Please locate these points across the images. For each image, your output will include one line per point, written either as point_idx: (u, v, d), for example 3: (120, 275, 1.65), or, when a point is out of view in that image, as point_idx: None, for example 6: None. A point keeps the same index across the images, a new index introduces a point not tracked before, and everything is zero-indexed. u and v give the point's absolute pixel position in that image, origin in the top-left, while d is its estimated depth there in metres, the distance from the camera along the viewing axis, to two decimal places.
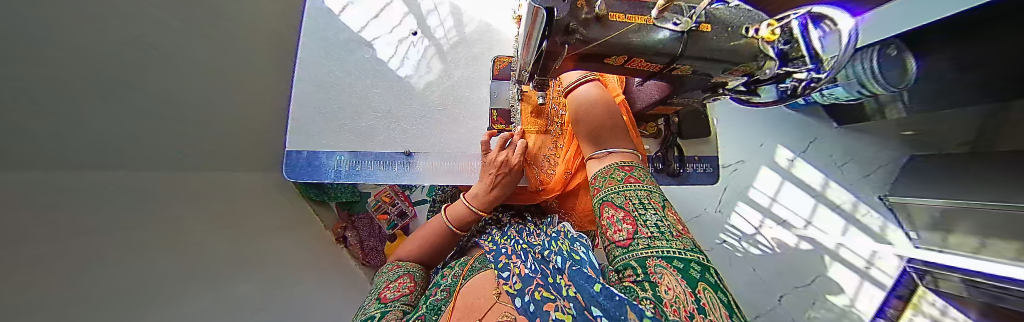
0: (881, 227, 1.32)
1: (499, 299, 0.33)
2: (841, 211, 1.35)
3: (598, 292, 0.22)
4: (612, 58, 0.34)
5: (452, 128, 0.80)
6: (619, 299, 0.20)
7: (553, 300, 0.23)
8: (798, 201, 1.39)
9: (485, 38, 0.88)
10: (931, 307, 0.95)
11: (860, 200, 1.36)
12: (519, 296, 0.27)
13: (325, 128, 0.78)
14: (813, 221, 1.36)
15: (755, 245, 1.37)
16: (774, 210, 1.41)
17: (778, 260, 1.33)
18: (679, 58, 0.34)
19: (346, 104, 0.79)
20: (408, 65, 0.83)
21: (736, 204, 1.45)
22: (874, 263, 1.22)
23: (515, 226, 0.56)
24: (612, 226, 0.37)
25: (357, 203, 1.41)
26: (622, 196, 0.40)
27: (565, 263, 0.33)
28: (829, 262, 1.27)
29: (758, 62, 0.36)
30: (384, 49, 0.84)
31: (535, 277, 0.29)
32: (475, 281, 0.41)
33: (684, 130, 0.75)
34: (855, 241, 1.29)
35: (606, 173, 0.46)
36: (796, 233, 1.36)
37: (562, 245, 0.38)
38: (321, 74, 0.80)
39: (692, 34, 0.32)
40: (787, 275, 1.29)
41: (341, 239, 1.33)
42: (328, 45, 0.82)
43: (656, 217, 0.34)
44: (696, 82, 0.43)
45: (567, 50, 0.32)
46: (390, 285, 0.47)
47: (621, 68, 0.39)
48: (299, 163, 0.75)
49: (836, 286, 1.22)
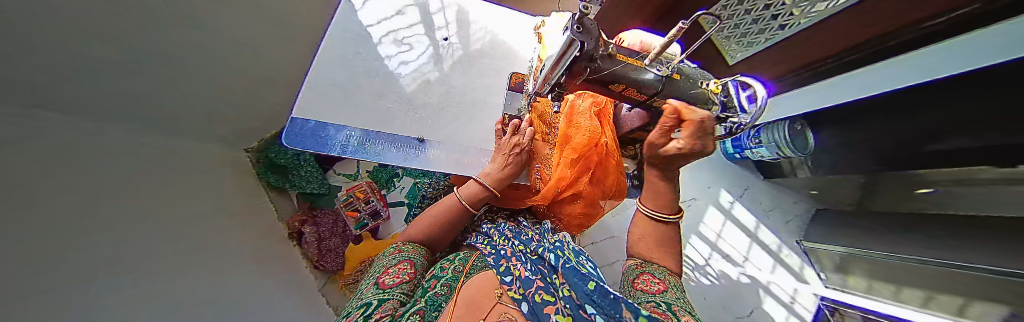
0: (800, 267, 1.55)
1: (500, 301, 0.41)
2: (769, 251, 1.59)
3: (591, 289, 0.37)
4: (615, 84, 0.50)
5: (467, 125, 0.85)
6: (612, 297, 0.34)
7: (553, 304, 0.36)
8: (736, 239, 1.62)
9: (507, 56, 0.99)
10: None
11: (784, 243, 1.61)
12: (523, 301, 0.39)
13: (338, 102, 0.76)
14: (749, 258, 1.57)
15: (705, 275, 1.53)
16: (719, 245, 1.61)
17: (722, 291, 1.49)
18: (659, 90, 0.51)
19: (368, 83, 0.80)
20: (435, 61, 0.90)
21: (689, 237, 1.63)
22: (797, 299, 1.41)
23: (514, 229, 0.61)
24: (646, 282, 0.54)
25: (322, 197, 1.45)
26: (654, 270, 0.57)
27: (558, 261, 0.45)
28: (763, 297, 1.45)
29: (707, 105, 0.52)
30: (408, 45, 0.89)
31: (535, 280, 0.41)
32: (475, 279, 0.46)
33: (651, 156, 0.90)
34: (782, 278, 1.50)
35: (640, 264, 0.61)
36: (736, 268, 1.55)
37: (567, 254, 0.48)
38: (340, 55, 0.81)
39: (667, 78, 0.50)
40: (731, 307, 1.43)
41: (295, 234, 1.31)
42: (360, 28, 0.85)
43: (676, 288, 0.51)
44: (664, 115, 0.58)
45: (588, 72, 0.48)
46: (390, 270, 0.48)
47: (617, 94, 0.55)
48: (304, 130, 0.71)
49: (769, 320, 1.37)
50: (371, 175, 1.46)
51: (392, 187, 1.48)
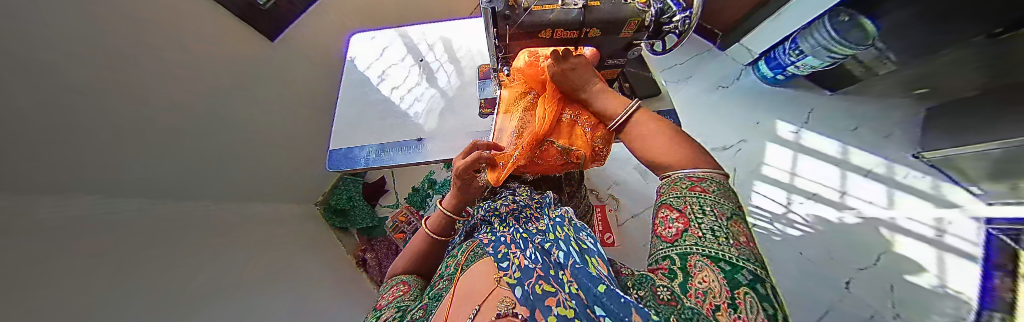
0: (933, 187, 1.14)
1: (498, 284, 0.35)
2: (877, 177, 1.25)
3: (601, 292, 0.24)
4: (541, 31, 0.56)
5: (453, 119, 1.01)
6: (624, 300, 0.20)
7: (555, 294, 0.26)
8: (820, 173, 1.34)
9: (472, 57, 1.16)
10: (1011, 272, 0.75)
11: (893, 162, 1.26)
12: (518, 285, 0.30)
13: (356, 129, 1.01)
14: (848, 191, 1.28)
15: (791, 224, 1.29)
16: (798, 185, 1.35)
17: (821, 237, 1.24)
18: (583, 22, 0.53)
19: (375, 111, 1.05)
20: (418, 80, 1.12)
21: (752, 184, 1.42)
22: (944, 230, 1.05)
23: (514, 207, 0.54)
24: (662, 223, 0.32)
25: (376, 228, 1.57)
26: (682, 200, 0.33)
27: (567, 258, 0.34)
28: (889, 236, 1.15)
29: (642, 16, 0.53)
30: (395, 74, 1.14)
31: (535, 269, 0.31)
32: (474, 271, 0.41)
33: (638, 91, 0.85)
34: (911, 208, 1.15)
35: (669, 182, 0.38)
36: (835, 207, 1.27)
37: (567, 232, 0.43)
38: (351, 97, 1.09)
39: (586, 7, 0.51)
40: (846, 256, 1.18)
41: (360, 261, 1.47)
42: (360, 76, 1.14)
43: (716, 223, 0.28)
44: (612, 42, 0.59)
45: (511, 27, 0.55)
46: (386, 294, 0.50)
47: (554, 40, 0.59)
48: (337, 156, 0.95)
49: (911, 265, 1.08)
50: (409, 200, 1.62)
51: (427, 206, 1.60)
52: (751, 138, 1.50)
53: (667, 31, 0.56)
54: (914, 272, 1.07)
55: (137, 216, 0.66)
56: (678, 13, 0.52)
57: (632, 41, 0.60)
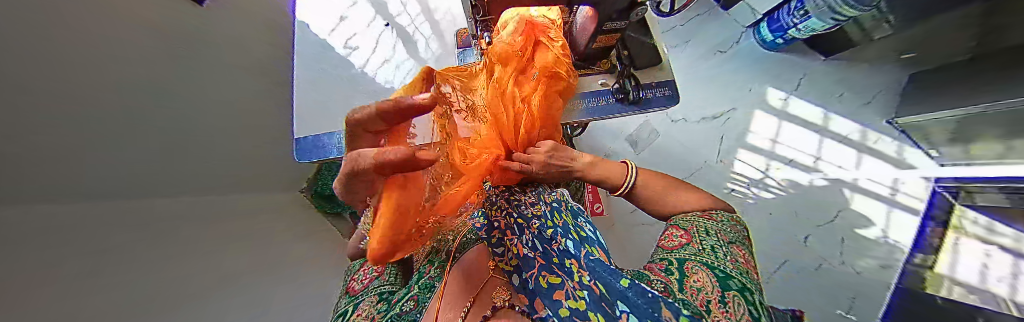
0: (898, 152, 1.25)
1: (496, 273, 0.42)
2: (849, 142, 1.32)
3: (625, 287, 0.29)
4: None
5: None
6: (650, 296, 0.26)
7: (562, 286, 0.32)
8: (799, 138, 1.38)
9: (449, 23, 1.09)
10: (976, 226, 0.91)
11: (869, 127, 1.31)
12: (518, 274, 0.37)
13: (323, 112, 0.88)
14: (822, 156, 1.34)
15: (766, 189, 1.37)
16: (777, 151, 1.40)
17: (790, 200, 1.33)
18: None
19: (342, 90, 0.93)
20: (387, 49, 0.99)
21: (735, 151, 1.45)
22: (899, 189, 1.19)
23: (501, 194, 0.52)
24: (670, 237, 0.45)
25: None
26: (688, 222, 0.47)
27: (574, 248, 0.40)
28: (851, 197, 1.25)
29: None
30: (362, 43, 1.00)
31: (536, 259, 0.36)
32: (466, 260, 0.47)
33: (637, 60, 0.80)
34: (873, 169, 1.25)
35: (686, 215, 0.52)
36: (808, 171, 1.34)
37: (567, 218, 0.50)
38: (311, 71, 0.95)
39: None
40: (808, 215, 1.29)
41: None
42: (318, 44, 0.98)
43: (718, 245, 0.40)
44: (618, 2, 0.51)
45: None
46: (358, 273, 0.53)
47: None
48: (306, 145, 0.83)
49: (864, 219, 1.22)
50: None
51: None
52: (740, 106, 1.49)
53: None
54: (865, 226, 1.21)
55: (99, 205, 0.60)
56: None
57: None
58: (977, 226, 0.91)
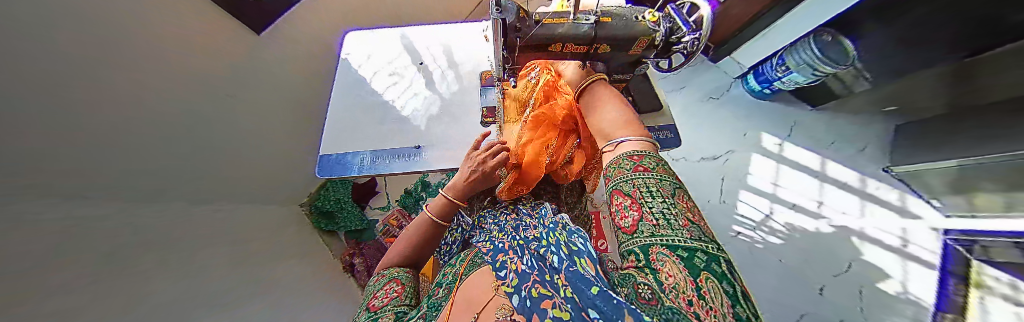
0: None
1: (497, 292, 0.35)
2: (850, 188, 1.32)
3: (594, 294, 0.23)
4: (551, 45, 0.53)
5: (454, 125, 0.99)
6: (617, 302, 0.19)
7: (552, 298, 0.25)
8: (799, 183, 1.45)
9: (473, 62, 1.14)
10: (989, 282, 0.80)
11: (866, 174, 1.29)
12: (517, 293, 0.30)
13: (350, 137, 0.97)
14: (823, 201, 1.37)
15: (770, 231, 1.43)
16: (779, 195, 1.47)
17: (796, 244, 1.37)
18: (595, 38, 0.51)
19: (371, 117, 1.01)
20: (414, 86, 1.08)
21: (738, 192, 1.55)
22: (908, 239, 1.11)
23: (512, 221, 0.57)
24: (621, 212, 0.39)
25: (364, 231, 1.63)
26: (631, 183, 0.40)
27: (563, 262, 0.33)
28: (859, 244, 1.22)
29: (652, 35, 0.51)
30: (393, 77, 1.09)
31: (533, 274, 0.31)
32: (473, 277, 0.44)
33: (640, 104, 0.87)
34: (881, 219, 1.21)
35: (614, 165, 0.46)
36: (815, 216, 1.36)
37: (560, 237, 0.40)
38: (345, 100, 1.05)
39: (598, 24, 0.50)
40: (817, 264, 1.28)
41: (347, 265, 1.52)
42: (353, 77, 1.09)
43: (664, 205, 0.35)
44: (620, 59, 0.58)
45: (520, 42, 0.52)
46: (379, 292, 0.50)
47: (563, 54, 0.56)
48: (328, 163, 0.93)
49: (876, 271, 1.14)
50: (403, 202, 1.66)
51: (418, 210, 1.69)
52: (739, 148, 1.69)
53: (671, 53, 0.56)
54: (880, 279, 1.12)
55: (82, 227, 0.62)
56: (689, 33, 0.47)
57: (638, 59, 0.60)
58: (995, 283, 0.78)
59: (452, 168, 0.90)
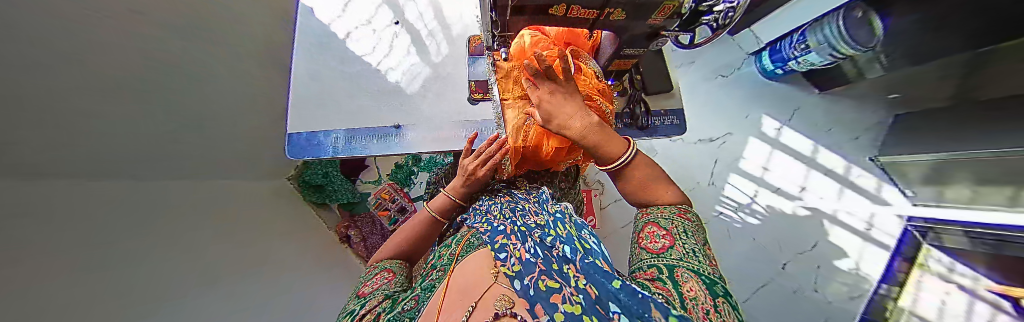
0: (877, 187, 1.29)
1: (498, 279, 0.34)
2: (834, 175, 1.36)
3: (614, 286, 0.20)
4: (553, 8, 0.42)
5: (437, 102, 0.89)
6: (641, 296, 0.18)
7: (561, 290, 0.22)
8: (788, 169, 1.45)
9: (460, 24, 1.00)
10: (938, 264, 0.90)
11: (853, 163, 1.35)
12: (519, 279, 0.30)
13: (319, 112, 0.87)
14: (807, 187, 1.40)
15: (751, 214, 1.47)
16: (766, 179, 1.48)
17: (772, 226, 1.40)
18: (608, 2, 0.40)
19: (344, 89, 0.90)
20: (392, 52, 0.95)
21: (727, 175, 1.58)
22: (874, 224, 1.21)
23: (507, 204, 0.55)
24: (649, 237, 0.40)
25: (358, 204, 1.65)
26: (667, 221, 0.42)
27: (574, 253, 0.33)
28: (829, 228, 1.27)
29: (679, 1, 0.41)
30: (369, 38, 0.96)
31: (537, 263, 0.31)
32: (468, 259, 0.45)
33: (649, 86, 0.81)
34: (852, 203, 1.28)
35: (657, 206, 0.48)
36: (795, 202, 1.39)
37: (569, 229, 0.42)
38: (313, 63, 0.93)
39: None
40: (787, 243, 1.34)
41: (343, 238, 1.54)
42: (321, 38, 0.95)
43: (694, 246, 0.37)
44: (638, 27, 0.49)
45: (514, 1, 0.40)
46: (370, 281, 0.50)
47: (567, 19, 0.46)
48: (299, 142, 0.84)
49: (838, 251, 1.24)
50: (393, 177, 1.68)
51: (411, 184, 1.70)
52: (738, 131, 1.60)
53: (700, 23, 0.50)
54: (839, 257, 1.23)
55: (75, 189, 0.60)
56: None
57: (658, 29, 0.51)
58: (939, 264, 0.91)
59: (434, 151, 0.83)
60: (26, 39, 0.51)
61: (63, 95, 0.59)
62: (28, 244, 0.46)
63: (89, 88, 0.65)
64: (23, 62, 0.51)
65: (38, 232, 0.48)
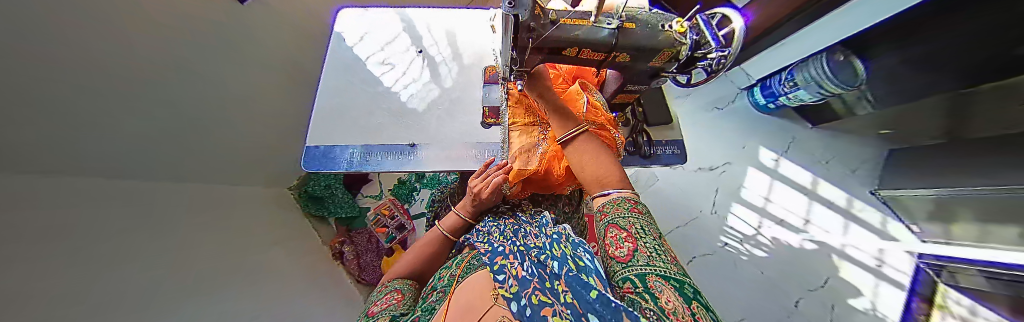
0: (881, 223, 1.30)
1: (497, 302, 0.33)
2: (839, 209, 1.37)
3: (594, 298, 0.23)
4: (565, 50, 0.45)
5: (451, 124, 0.93)
6: (614, 306, 0.20)
7: (550, 305, 0.21)
8: (792, 200, 1.45)
9: (478, 55, 1.08)
10: (959, 306, 0.85)
11: (854, 196, 1.37)
12: (514, 300, 0.28)
13: (337, 128, 0.91)
14: (811, 219, 1.39)
15: (757, 246, 1.42)
16: (770, 210, 1.47)
17: (781, 260, 1.35)
18: (614, 47, 0.44)
19: (362, 109, 0.95)
20: (412, 77, 1.02)
21: (730, 205, 1.56)
22: (884, 261, 1.18)
23: (510, 226, 0.56)
24: (614, 242, 0.39)
25: (356, 219, 1.62)
26: (626, 220, 0.42)
27: (562, 268, 0.34)
28: (839, 262, 1.26)
29: (676, 48, 0.46)
30: (392, 63, 1.04)
31: (533, 281, 0.29)
32: (472, 278, 0.44)
33: (651, 117, 0.85)
34: (857, 239, 1.29)
35: (612, 203, 0.47)
36: (801, 234, 1.37)
37: (565, 249, 0.41)
38: (337, 82, 0.99)
39: (621, 30, 0.43)
40: (798, 279, 1.29)
41: (335, 254, 1.49)
42: (346, 61, 1.02)
43: (655, 243, 0.37)
44: (642, 70, 0.54)
45: (531, 44, 0.43)
46: (379, 301, 0.48)
47: (577, 60, 0.49)
48: (315, 155, 0.86)
49: (852, 289, 1.20)
50: (394, 192, 1.66)
51: (412, 201, 1.68)
52: (736, 161, 1.62)
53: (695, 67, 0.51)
54: (853, 296, 1.19)
55: (83, 191, 0.60)
56: (714, 49, 0.44)
57: (659, 71, 0.55)
58: (960, 306, 0.85)
59: (446, 170, 0.85)
60: (61, 40, 0.53)
61: (84, 99, 0.60)
62: (45, 242, 0.45)
63: (111, 93, 0.66)
64: (53, 61, 0.52)
65: (60, 220, 0.50)
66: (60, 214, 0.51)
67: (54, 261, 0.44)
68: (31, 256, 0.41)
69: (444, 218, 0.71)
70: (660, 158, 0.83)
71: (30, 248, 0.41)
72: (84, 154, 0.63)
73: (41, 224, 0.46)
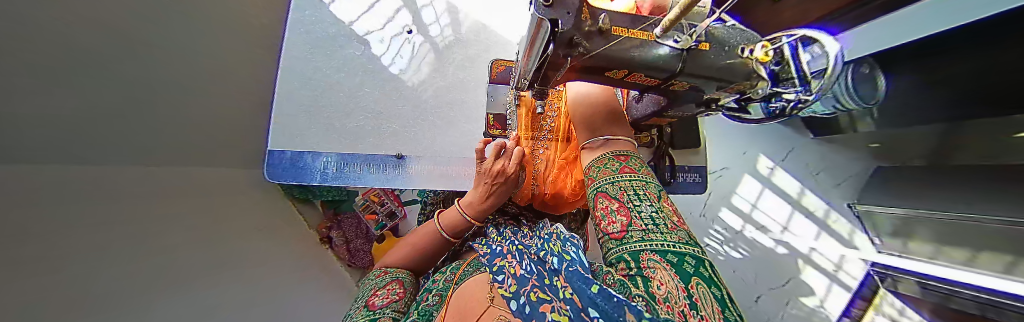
0: (849, 232, 1.36)
1: (493, 302, 0.35)
2: (813, 217, 1.42)
3: (596, 291, 0.20)
4: (612, 71, 0.35)
5: (447, 132, 0.85)
6: (619, 300, 0.16)
7: (550, 301, 0.23)
8: (776, 208, 1.49)
9: (483, 40, 0.95)
10: (891, 307, 1.04)
11: (832, 207, 1.41)
12: (515, 299, 0.27)
13: (312, 128, 0.80)
14: (789, 227, 1.45)
15: (735, 248, 1.52)
16: (753, 216, 1.52)
17: (755, 261, 1.48)
18: (678, 74, 0.36)
19: (334, 105, 0.82)
20: (402, 62, 0.89)
21: (719, 209, 1.58)
22: (841, 266, 1.31)
23: (513, 230, 0.55)
24: (606, 219, 0.35)
25: (343, 202, 1.57)
26: (616, 186, 0.38)
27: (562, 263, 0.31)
28: (801, 266, 1.39)
29: (751, 82, 0.38)
30: (377, 44, 0.89)
31: (532, 278, 0.28)
32: (467, 286, 0.43)
33: (677, 140, 0.78)
34: (826, 244, 1.37)
35: (601, 163, 0.43)
36: (773, 237, 1.47)
37: (555, 246, 0.36)
38: (304, 67, 0.83)
39: (693, 52, 0.34)
40: (764, 278, 1.45)
41: (325, 239, 1.48)
42: (314, 39, 0.86)
43: (652, 209, 0.32)
44: (692, 97, 0.45)
45: (569, 62, 0.33)
46: (379, 291, 0.51)
47: (620, 82, 0.40)
48: (282, 163, 0.76)
49: (808, 289, 1.36)
50: None
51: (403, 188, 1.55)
52: (734, 166, 1.59)
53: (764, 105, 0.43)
54: (807, 294, 1.36)
55: (78, 182, 0.55)
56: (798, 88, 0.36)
57: (711, 100, 0.46)
58: None
59: (437, 189, 0.80)
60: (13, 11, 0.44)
61: (42, 80, 0.51)
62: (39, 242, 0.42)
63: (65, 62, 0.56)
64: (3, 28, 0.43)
65: (62, 217, 0.48)
66: (60, 203, 0.49)
67: (58, 261, 0.43)
68: (30, 265, 0.39)
69: (444, 210, 0.67)
70: (676, 188, 0.82)
71: (28, 251, 0.39)
72: (63, 142, 0.56)
73: (42, 220, 0.44)
